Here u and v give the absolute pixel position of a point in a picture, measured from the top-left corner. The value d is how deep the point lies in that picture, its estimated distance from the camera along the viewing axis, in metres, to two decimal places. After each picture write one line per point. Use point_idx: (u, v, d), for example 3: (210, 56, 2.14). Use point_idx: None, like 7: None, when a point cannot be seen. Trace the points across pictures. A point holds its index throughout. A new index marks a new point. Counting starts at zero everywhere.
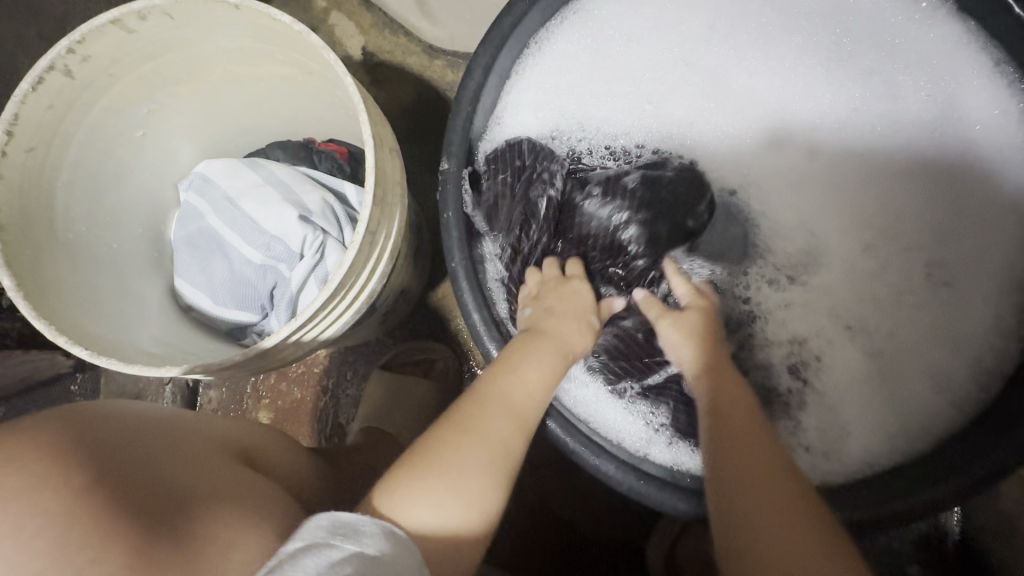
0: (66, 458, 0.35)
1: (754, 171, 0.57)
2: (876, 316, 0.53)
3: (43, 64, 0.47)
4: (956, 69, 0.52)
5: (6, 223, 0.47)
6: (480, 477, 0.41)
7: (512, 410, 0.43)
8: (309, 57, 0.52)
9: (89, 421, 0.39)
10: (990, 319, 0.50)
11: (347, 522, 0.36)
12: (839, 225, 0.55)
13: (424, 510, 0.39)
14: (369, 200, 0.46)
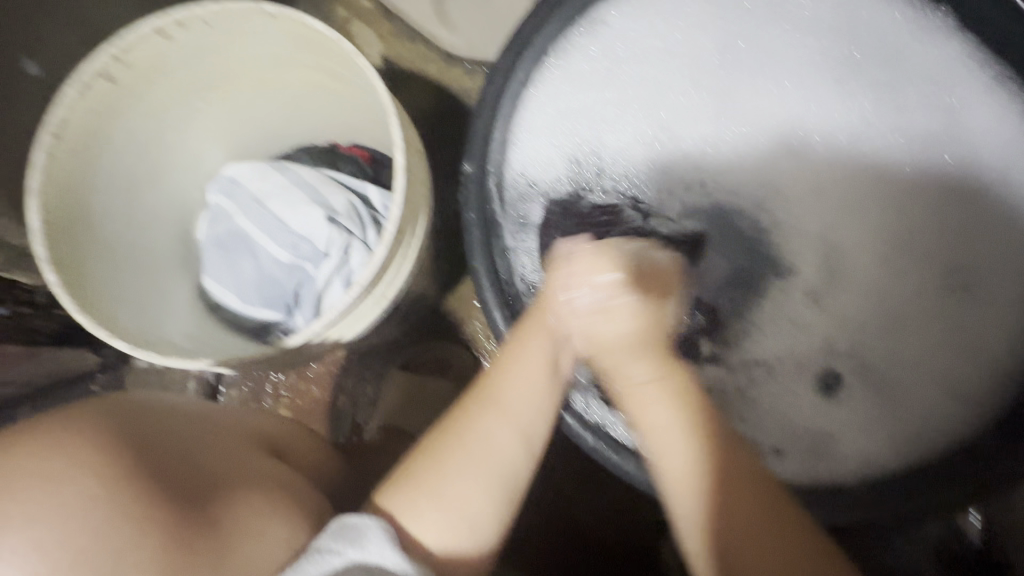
0: (113, 450, 0.36)
1: (777, 174, 0.55)
2: (890, 346, 0.52)
3: (89, 70, 0.50)
4: (975, 72, 0.51)
5: (53, 223, 0.50)
6: (474, 485, 0.42)
7: (501, 418, 0.43)
8: (338, 64, 0.54)
9: (127, 414, 0.40)
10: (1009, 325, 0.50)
11: (354, 525, 0.39)
12: (850, 247, 0.54)
13: (424, 517, 0.41)
14: (399, 200, 0.48)
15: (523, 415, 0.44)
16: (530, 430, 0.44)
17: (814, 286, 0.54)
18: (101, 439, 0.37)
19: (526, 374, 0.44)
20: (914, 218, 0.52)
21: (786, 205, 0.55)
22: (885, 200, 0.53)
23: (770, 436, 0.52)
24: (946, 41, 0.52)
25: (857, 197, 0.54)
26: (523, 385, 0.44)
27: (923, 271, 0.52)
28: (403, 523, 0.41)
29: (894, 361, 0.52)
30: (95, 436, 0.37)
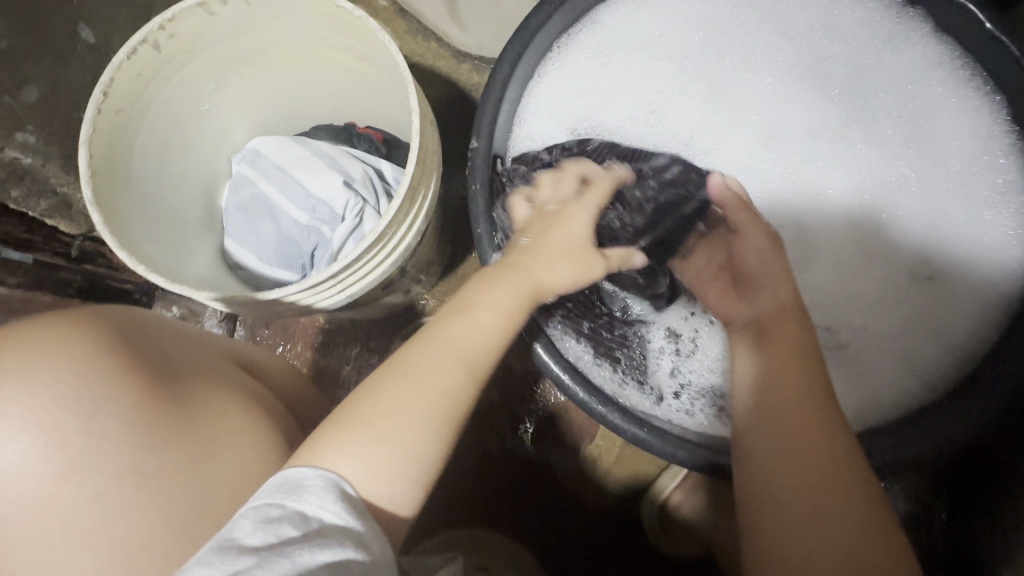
0: (98, 353, 0.42)
1: (745, 162, 0.65)
2: (857, 312, 0.60)
3: (138, 37, 0.55)
4: (936, 75, 0.59)
5: (98, 172, 0.54)
6: (415, 420, 0.45)
7: (454, 354, 0.47)
8: (363, 43, 0.60)
9: (124, 320, 0.45)
10: (974, 311, 0.56)
11: (292, 479, 0.42)
12: (825, 221, 0.63)
13: (356, 452, 0.44)
14: (413, 160, 0.54)
15: (477, 357, 0.48)
16: (473, 361, 0.47)
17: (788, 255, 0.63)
18: (95, 340, 0.42)
19: (484, 314, 0.49)
20: (878, 200, 0.61)
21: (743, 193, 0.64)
22: (850, 185, 0.62)
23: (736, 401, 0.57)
24: (913, 47, 0.60)
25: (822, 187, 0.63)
26: (474, 326, 0.48)
27: (885, 245, 0.61)
28: (336, 460, 0.43)
29: (845, 325, 0.60)
30: (87, 343, 0.42)
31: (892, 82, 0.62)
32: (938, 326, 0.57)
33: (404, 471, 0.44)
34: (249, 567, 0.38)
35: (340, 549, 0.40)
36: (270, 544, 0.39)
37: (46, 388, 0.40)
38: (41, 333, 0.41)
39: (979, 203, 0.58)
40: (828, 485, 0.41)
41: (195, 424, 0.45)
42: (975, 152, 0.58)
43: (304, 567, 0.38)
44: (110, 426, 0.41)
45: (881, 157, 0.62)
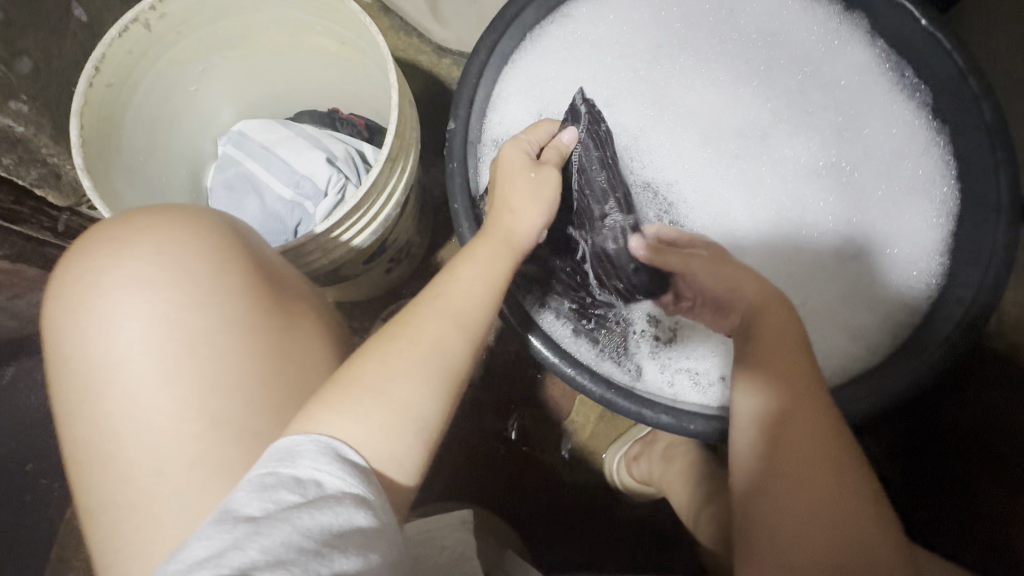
0: (215, 228, 0.47)
1: (697, 152, 0.71)
2: (789, 294, 0.67)
3: (130, 16, 0.58)
4: (872, 73, 0.69)
5: (89, 141, 0.57)
6: (413, 374, 0.44)
7: (443, 314, 0.48)
8: (346, 27, 0.64)
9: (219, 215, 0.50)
10: (904, 281, 0.65)
11: (284, 446, 0.39)
12: (749, 219, 0.70)
13: (356, 408, 0.42)
14: (392, 132, 0.57)
15: (468, 318, 0.49)
16: (461, 317, 0.48)
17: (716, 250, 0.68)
18: (197, 217, 0.47)
19: (468, 271, 0.51)
20: (812, 196, 0.69)
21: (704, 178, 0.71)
22: (784, 180, 0.70)
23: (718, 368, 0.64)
24: (849, 47, 0.69)
25: (769, 170, 0.70)
26: (458, 292, 0.49)
27: (820, 235, 0.68)
28: (325, 420, 0.41)
29: (793, 297, 0.67)
30: (199, 218, 0.47)
31: (822, 92, 0.70)
32: (874, 293, 0.65)
33: (404, 428, 0.43)
34: (248, 536, 0.34)
35: (344, 509, 0.36)
36: (268, 512, 0.35)
37: (187, 238, 0.45)
38: (144, 212, 0.47)
39: (907, 189, 0.66)
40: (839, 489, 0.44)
41: (272, 291, 0.47)
42: (900, 151, 0.67)
43: (307, 530, 0.34)
44: (190, 279, 0.44)
45: (811, 154, 0.70)
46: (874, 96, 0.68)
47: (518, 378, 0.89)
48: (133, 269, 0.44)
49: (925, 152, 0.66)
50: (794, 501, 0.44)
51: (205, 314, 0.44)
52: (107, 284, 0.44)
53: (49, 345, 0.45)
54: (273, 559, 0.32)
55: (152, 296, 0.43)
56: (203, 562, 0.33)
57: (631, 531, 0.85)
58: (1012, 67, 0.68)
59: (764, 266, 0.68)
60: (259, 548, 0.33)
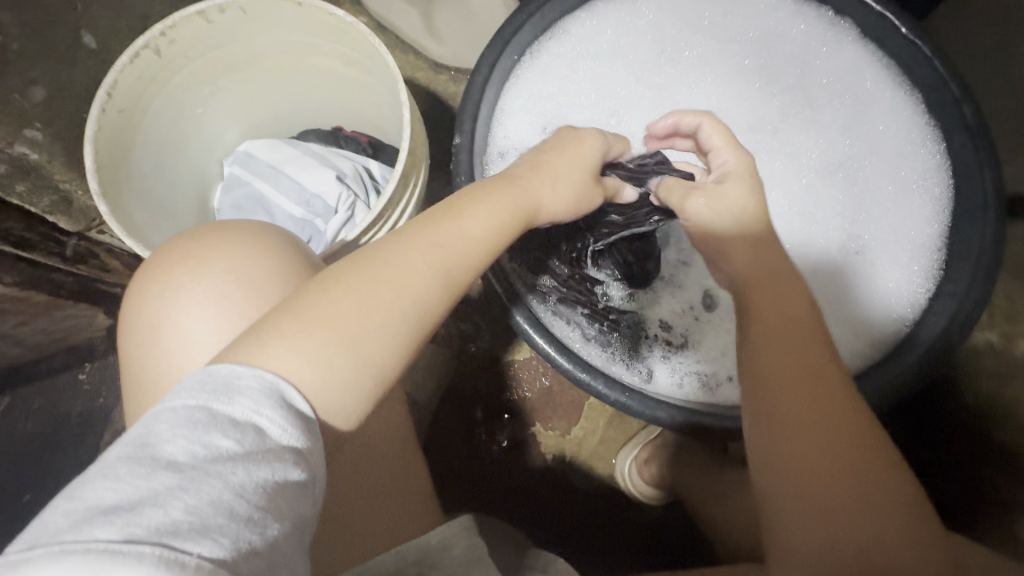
0: (277, 250, 0.52)
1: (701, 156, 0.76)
2: (803, 285, 0.71)
3: (140, 42, 0.58)
4: (868, 72, 0.72)
5: (102, 166, 0.57)
6: (378, 315, 0.41)
7: (433, 264, 0.44)
8: (352, 48, 0.65)
9: (278, 235, 0.54)
10: (908, 275, 0.68)
11: (221, 377, 0.35)
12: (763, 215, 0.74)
13: (311, 343, 0.39)
14: (405, 148, 0.59)
15: (456, 273, 0.45)
16: (450, 270, 0.45)
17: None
18: (264, 240, 0.52)
19: (470, 222, 0.48)
20: (824, 191, 0.74)
21: None
22: (794, 176, 0.75)
23: (725, 368, 0.66)
24: (845, 49, 0.73)
25: (771, 170, 0.75)
26: (442, 240, 0.45)
27: (829, 228, 0.73)
28: (275, 354, 0.37)
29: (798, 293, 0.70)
30: (268, 241, 0.52)
31: (824, 88, 0.75)
32: (874, 287, 0.69)
33: (354, 377, 0.40)
34: (168, 488, 0.30)
35: (281, 466, 0.34)
36: (195, 459, 0.31)
37: (256, 259, 0.50)
38: (217, 233, 0.52)
39: (905, 185, 0.70)
40: (845, 456, 0.42)
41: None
42: (901, 147, 0.71)
43: (240, 488, 0.32)
44: (257, 295, 0.49)
45: (820, 151, 0.75)
46: (876, 94, 0.72)
47: (526, 386, 0.89)
48: (209, 287, 0.49)
49: (927, 148, 0.69)
50: (795, 451, 0.43)
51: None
52: (187, 298, 0.48)
53: (129, 354, 0.49)
54: (198, 523, 0.29)
55: (223, 311, 0.48)
56: (109, 512, 0.28)
57: (644, 534, 0.86)
58: (988, 70, 0.71)
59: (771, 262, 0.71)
60: (183, 507, 0.29)
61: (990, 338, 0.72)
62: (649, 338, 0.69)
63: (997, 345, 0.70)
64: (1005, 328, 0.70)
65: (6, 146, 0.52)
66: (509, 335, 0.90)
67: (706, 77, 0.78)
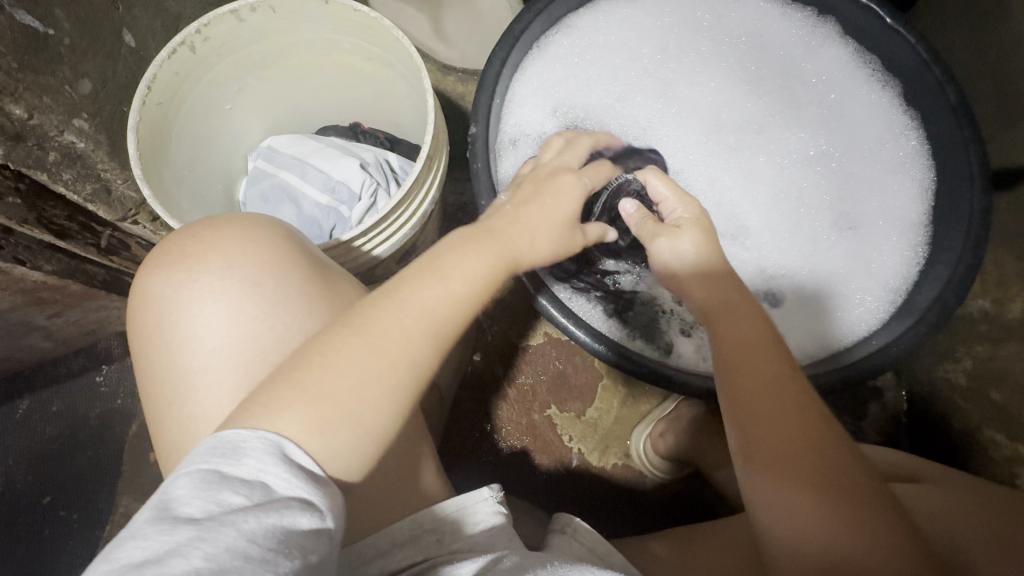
0: (274, 239, 0.51)
1: (690, 148, 0.83)
2: (791, 279, 0.78)
3: (178, 39, 0.62)
4: (846, 65, 0.79)
5: (145, 154, 0.61)
6: (369, 365, 0.43)
7: (416, 319, 0.46)
8: (373, 43, 0.69)
9: (274, 224, 0.53)
10: (899, 249, 0.75)
11: (228, 441, 0.38)
12: (752, 203, 0.82)
13: (309, 407, 0.41)
14: (430, 134, 0.64)
15: (441, 325, 0.47)
16: (433, 314, 0.47)
17: (730, 230, 0.81)
18: (260, 227, 0.52)
19: (446, 270, 0.49)
20: (807, 180, 0.82)
21: (699, 169, 0.83)
22: (778, 168, 0.83)
23: None
24: (824, 45, 0.80)
25: (758, 161, 0.83)
26: (420, 294, 0.47)
27: (818, 211, 0.81)
28: (277, 418, 0.40)
29: (781, 271, 0.79)
30: (263, 229, 0.52)
31: (806, 84, 0.82)
32: (866, 260, 0.76)
33: (354, 434, 0.42)
34: (190, 542, 0.33)
35: (290, 511, 0.36)
36: (211, 514, 0.34)
37: (256, 248, 0.50)
38: (210, 230, 0.51)
39: (892, 167, 0.77)
40: (834, 511, 0.44)
41: (331, 287, 0.52)
42: (882, 134, 0.78)
43: (252, 534, 0.34)
44: (261, 283, 0.48)
45: (804, 143, 0.82)
46: (855, 89, 0.79)
47: (540, 370, 0.92)
48: (211, 284, 0.47)
49: (904, 134, 0.76)
50: (788, 512, 0.45)
51: (284, 314, 0.48)
52: (190, 295, 0.47)
53: (141, 358, 0.48)
54: (217, 567, 0.32)
55: (227, 302, 0.47)
56: (140, 566, 0.32)
57: (660, 512, 0.88)
58: (966, 53, 0.76)
59: (761, 247, 0.80)
60: (202, 556, 0.32)
61: (983, 304, 0.76)
62: (664, 318, 0.73)
63: (991, 311, 0.74)
64: (997, 294, 0.74)
65: (58, 133, 0.56)
66: (521, 322, 0.94)
67: (699, 69, 0.84)
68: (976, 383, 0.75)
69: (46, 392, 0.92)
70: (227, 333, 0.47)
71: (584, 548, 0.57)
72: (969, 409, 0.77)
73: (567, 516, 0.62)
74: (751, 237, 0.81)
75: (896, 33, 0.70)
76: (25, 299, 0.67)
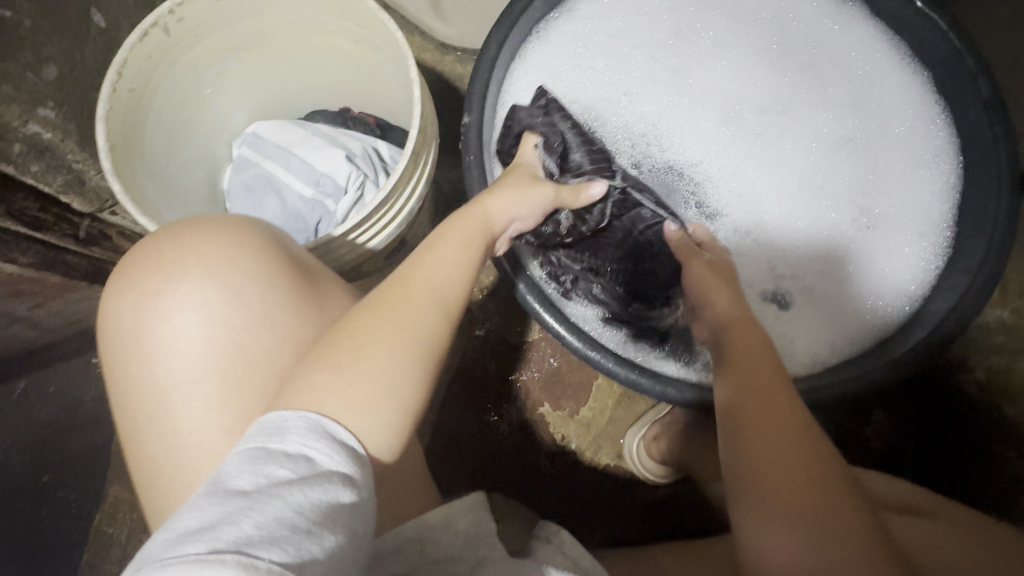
0: (252, 240, 0.48)
1: (701, 145, 0.79)
2: (817, 284, 0.74)
3: (149, 20, 0.59)
4: (875, 53, 0.74)
5: (115, 145, 0.58)
6: (392, 349, 0.42)
7: (434, 301, 0.45)
8: (360, 26, 0.65)
9: (256, 224, 0.50)
10: (917, 251, 0.71)
11: (272, 422, 0.36)
12: (774, 195, 0.77)
13: (346, 387, 0.39)
14: (415, 127, 0.59)
15: (449, 297, 0.46)
16: (447, 299, 0.46)
17: (744, 223, 0.76)
18: (241, 231, 0.48)
19: (445, 253, 0.49)
20: (830, 171, 0.76)
21: (706, 168, 0.78)
22: (802, 156, 0.77)
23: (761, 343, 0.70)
24: (851, 32, 0.76)
25: (771, 156, 0.78)
26: (427, 277, 0.47)
27: (836, 206, 0.75)
28: (323, 398, 0.38)
29: (795, 275, 0.74)
30: (244, 232, 0.48)
31: (833, 66, 0.77)
32: (890, 265, 0.72)
33: (391, 411, 0.40)
34: (242, 510, 0.32)
35: (333, 486, 0.35)
36: (260, 487, 0.33)
37: (235, 252, 0.47)
38: (187, 231, 0.48)
39: (920, 160, 0.72)
40: (824, 528, 0.42)
41: (317, 292, 0.49)
42: (910, 125, 0.73)
43: (299, 506, 0.33)
44: (240, 289, 0.46)
45: (827, 129, 0.77)
46: (887, 69, 0.74)
47: (534, 368, 0.90)
48: (187, 290, 0.45)
49: (936, 125, 0.71)
50: (785, 527, 0.43)
51: (268, 323, 0.45)
52: (167, 305, 0.45)
53: (115, 373, 0.46)
54: (268, 536, 0.31)
55: (203, 311, 0.45)
56: (193, 535, 0.30)
57: (652, 511, 0.87)
58: (1004, 41, 0.70)
59: (778, 245, 0.75)
60: (253, 523, 0.31)
61: (1001, 314, 0.72)
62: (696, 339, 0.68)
63: (1009, 322, 0.70)
64: (1018, 304, 0.69)
65: (21, 123, 0.53)
66: (517, 318, 0.91)
67: (711, 55, 0.79)
68: (990, 397, 0.73)
69: (45, 372, 0.89)
70: (203, 344, 0.44)
71: (568, 562, 0.55)
72: (977, 424, 0.74)
73: (554, 526, 0.61)
74: (751, 235, 0.76)
75: (925, 16, 0.66)
76: (3, 291, 0.65)
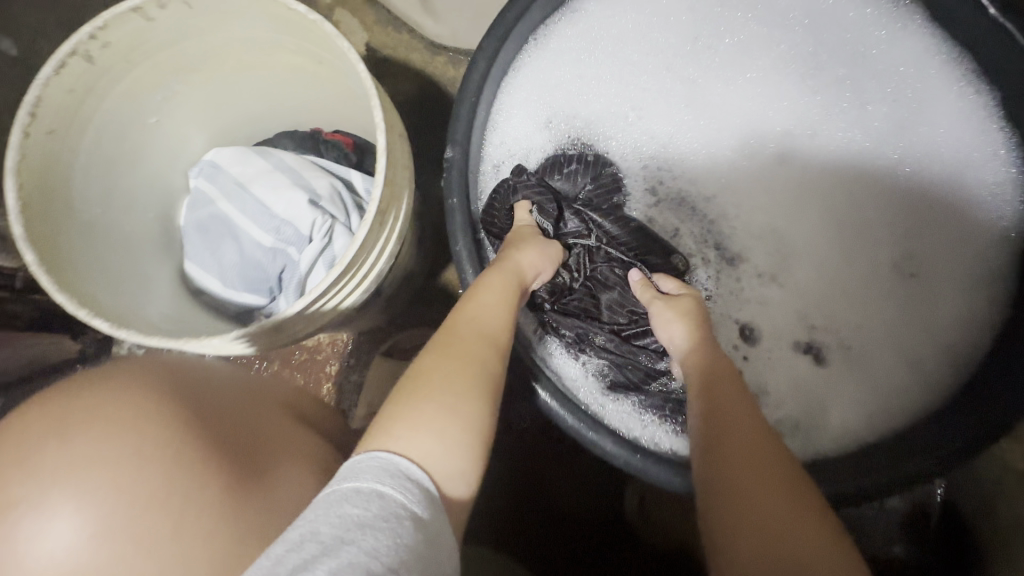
0: (140, 400, 0.41)
1: (729, 169, 0.67)
2: (854, 341, 0.61)
3: (66, 48, 0.49)
4: (932, 67, 0.62)
5: (31, 203, 0.50)
6: (454, 389, 0.41)
7: (488, 339, 0.46)
8: (320, 47, 0.54)
9: (157, 371, 0.44)
10: (962, 310, 0.59)
11: (348, 466, 0.35)
12: (802, 232, 0.65)
13: (428, 425, 0.38)
14: (381, 178, 0.49)
15: (500, 333, 0.47)
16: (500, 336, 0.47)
17: (772, 266, 0.65)
18: (131, 388, 0.41)
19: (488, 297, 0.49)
20: (869, 206, 0.64)
21: (734, 198, 0.67)
22: (840, 187, 0.65)
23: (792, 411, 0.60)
24: (908, 41, 0.63)
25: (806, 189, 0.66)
26: (479, 316, 0.47)
27: (872, 247, 0.63)
28: (399, 431, 0.38)
29: (831, 329, 0.62)
30: (136, 390, 0.41)
31: (877, 78, 0.64)
32: (932, 321, 0.60)
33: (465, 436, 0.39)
34: (315, 556, 0.30)
35: (406, 529, 0.32)
36: (335, 531, 0.31)
37: (115, 421, 0.39)
38: (68, 402, 0.40)
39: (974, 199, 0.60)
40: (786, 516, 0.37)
41: (223, 447, 0.42)
42: (964, 155, 0.61)
43: (374, 551, 0.30)
44: (121, 468, 0.38)
45: (870, 154, 0.64)
46: (942, 87, 0.61)
47: None
48: (63, 478, 0.38)
49: (995, 160, 0.59)
50: (748, 516, 0.38)
51: (155, 503, 0.38)
52: (41, 498, 0.37)
53: None
54: None
55: (74, 502, 0.37)
56: None
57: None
58: None
59: (811, 291, 0.64)
60: (326, 570, 0.29)
61: None
62: None
63: None
64: None
65: None
66: None
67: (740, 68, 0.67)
68: None
69: None
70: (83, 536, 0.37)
71: None
72: None
73: None
74: (771, 279, 0.64)
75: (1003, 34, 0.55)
76: None
